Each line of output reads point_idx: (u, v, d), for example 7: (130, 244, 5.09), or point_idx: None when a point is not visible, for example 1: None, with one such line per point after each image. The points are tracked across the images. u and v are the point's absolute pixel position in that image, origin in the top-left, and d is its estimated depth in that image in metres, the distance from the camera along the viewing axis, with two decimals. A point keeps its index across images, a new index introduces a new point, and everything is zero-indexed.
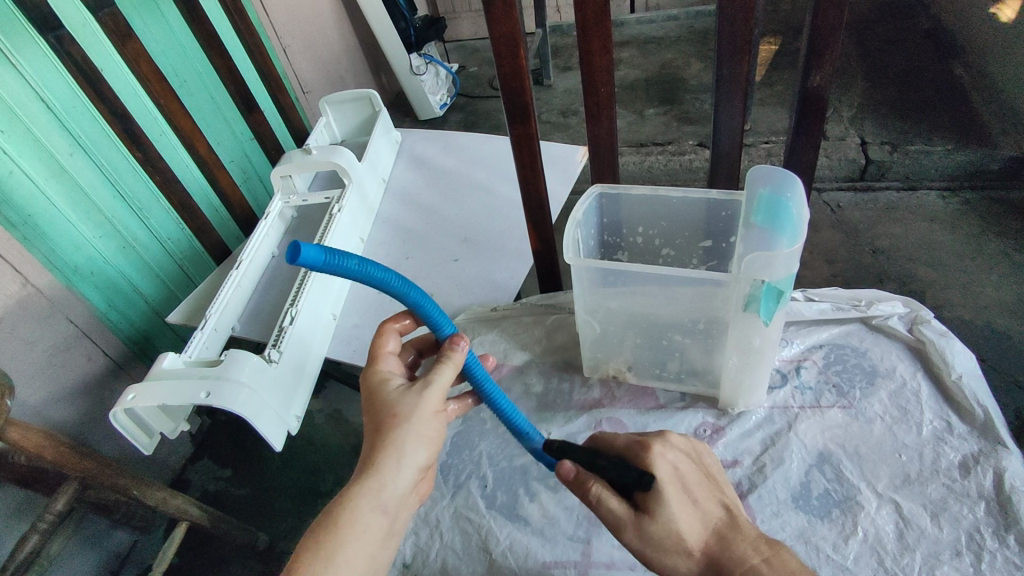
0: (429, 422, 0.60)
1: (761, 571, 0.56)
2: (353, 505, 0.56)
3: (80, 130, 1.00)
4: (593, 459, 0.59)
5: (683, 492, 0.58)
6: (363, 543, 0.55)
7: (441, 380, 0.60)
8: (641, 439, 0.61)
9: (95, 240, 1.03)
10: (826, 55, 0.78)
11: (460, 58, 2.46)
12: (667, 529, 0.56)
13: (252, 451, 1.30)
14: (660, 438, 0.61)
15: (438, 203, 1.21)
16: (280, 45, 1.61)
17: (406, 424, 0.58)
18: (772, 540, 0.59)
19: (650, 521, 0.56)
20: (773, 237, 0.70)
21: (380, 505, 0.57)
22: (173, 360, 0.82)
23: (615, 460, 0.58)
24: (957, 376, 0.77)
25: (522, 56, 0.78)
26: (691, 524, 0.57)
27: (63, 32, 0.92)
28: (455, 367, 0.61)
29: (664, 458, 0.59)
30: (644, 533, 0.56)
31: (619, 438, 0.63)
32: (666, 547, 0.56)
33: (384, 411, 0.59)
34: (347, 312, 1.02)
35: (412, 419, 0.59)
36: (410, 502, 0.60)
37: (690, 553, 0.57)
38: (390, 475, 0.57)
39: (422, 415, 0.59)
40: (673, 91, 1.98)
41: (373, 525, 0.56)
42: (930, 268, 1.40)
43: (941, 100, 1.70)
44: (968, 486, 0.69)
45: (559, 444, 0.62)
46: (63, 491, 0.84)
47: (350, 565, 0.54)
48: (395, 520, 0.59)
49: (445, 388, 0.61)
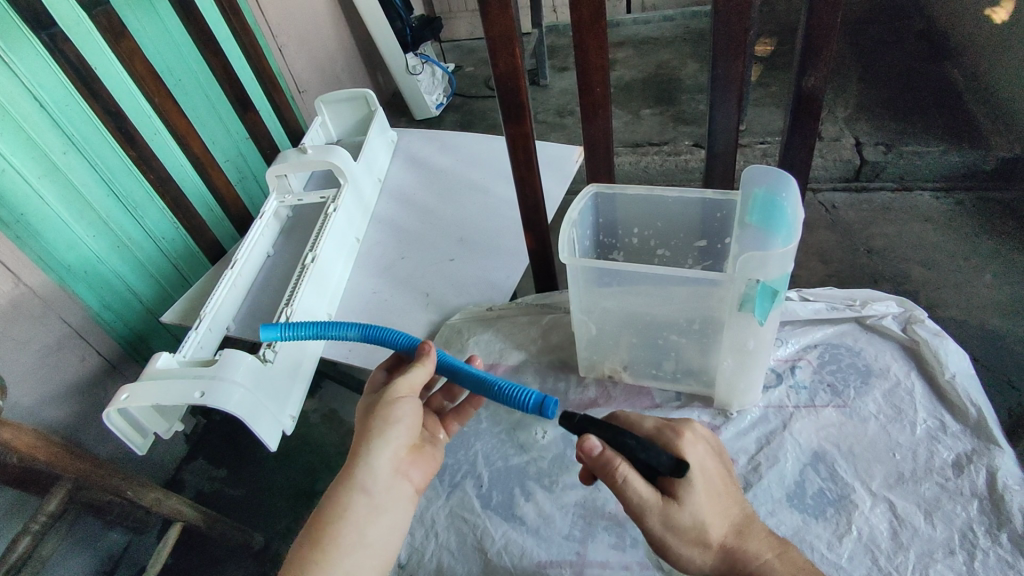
0: (393, 406, 0.63)
1: (775, 566, 0.57)
2: (336, 486, 0.59)
3: (76, 129, 0.99)
4: (620, 439, 0.57)
5: (709, 484, 0.58)
6: (349, 522, 0.58)
7: (409, 374, 0.65)
8: (673, 426, 0.61)
9: (89, 239, 1.03)
10: (821, 56, 0.78)
11: (456, 58, 2.46)
12: (692, 519, 0.55)
13: (247, 452, 1.30)
14: (690, 427, 0.61)
15: (434, 203, 1.21)
16: (276, 45, 1.60)
17: (374, 411, 0.63)
18: (782, 538, 0.60)
19: (677, 508, 0.55)
20: (768, 237, 0.70)
21: (360, 484, 0.60)
22: (168, 359, 0.81)
23: (643, 442, 0.56)
24: (951, 376, 0.78)
25: (518, 54, 0.78)
26: (715, 517, 0.57)
27: (56, 30, 0.92)
28: (423, 366, 0.66)
29: (693, 447, 0.59)
30: (670, 520, 0.55)
31: (647, 423, 0.63)
32: (687, 537, 0.56)
33: (363, 406, 0.65)
34: (343, 311, 1.02)
35: (379, 405, 0.63)
36: (399, 488, 0.62)
37: (708, 546, 0.57)
38: (365, 457, 0.60)
39: (387, 401, 0.63)
40: (669, 91, 1.98)
41: (356, 507, 0.59)
42: (924, 268, 1.40)
43: (935, 101, 1.71)
44: (961, 485, 0.69)
45: (583, 419, 0.61)
46: (56, 492, 0.84)
47: (338, 543, 0.57)
48: (382, 501, 0.60)
49: (411, 379, 0.65)
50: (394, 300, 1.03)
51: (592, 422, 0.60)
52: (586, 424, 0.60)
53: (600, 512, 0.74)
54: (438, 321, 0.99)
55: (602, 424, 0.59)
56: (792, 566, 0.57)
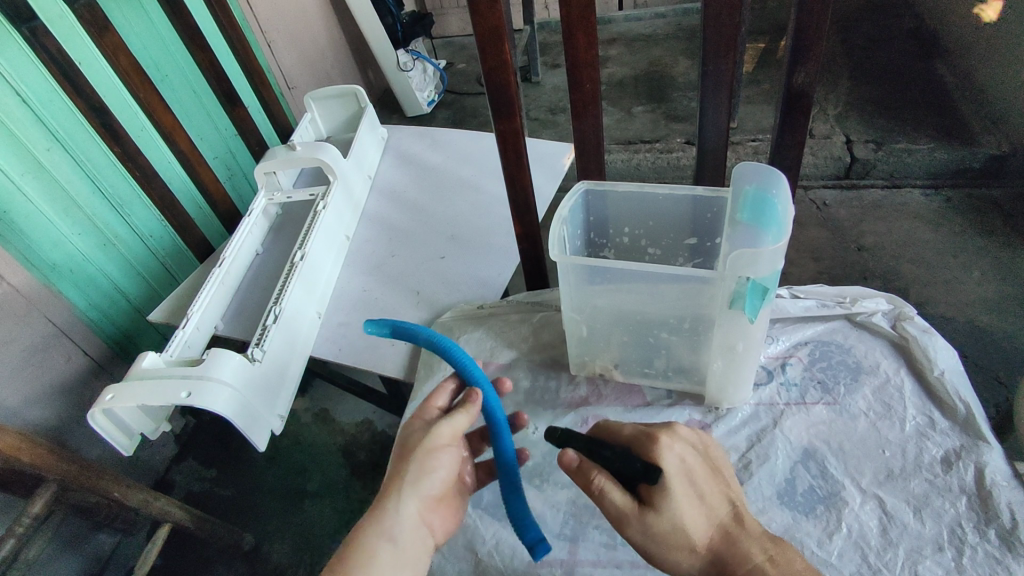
0: (431, 453, 0.62)
1: (766, 569, 0.56)
2: (363, 530, 0.58)
3: (58, 124, 0.97)
4: (597, 450, 0.58)
5: (690, 489, 0.57)
6: (377, 571, 0.57)
7: (450, 421, 0.63)
8: (650, 431, 0.60)
9: (73, 237, 1.01)
10: (812, 52, 0.77)
11: (448, 55, 2.45)
12: (672, 525, 0.55)
13: (237, 451, 1.29)
14: (669, 431, 0.61)
15: (425, 200, 1.20)
16: (265, 41, 1.59)
17: (410, 457, 0.61)
18: (778, 539, 0.59)
19: (655, 515, 0.55)
20: (759, 235, 0.69)
21: (388, 530, 0.59)
22: (154, 359, 0.80)
23: (619, 450, 0.57)
24: (939, 372, 0.78)
25: (507, 51, 0.77)
26: (695, 520, 0.56)
27: (37, 24, 0.89)
28: (465, 414, 0.64)
29: (671, 451, 0.58)
30: (648, 527, 0.55)
31: (626, 430, 0.62)
32: (670, 542, 0.56)
33: (398, 448, 0.64)
34: (333, 310, 1.01)
35: (417, 450, 0.61)
36: (422, 534, 0.62)
37: (695, 549, 0.57)
38: (394, 504, 0.59)
39: (425, 448, 0.61)
40: (661, 88, 1.98)
41: (380, 552, 0.58)
42: (913, 265, 1.42)
43: (925, 99, 1.72)
44: (949, 481, 0.70)
45: (564, 433, 0.60)
46: (40, 495, 0.83)
47: None
48: (406, 547, 0.60)
49: (453, 425, 0.63)
50: (384, 298, 1.02)
51: (571, 433, 0.61)
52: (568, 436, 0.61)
53: (591, 510, 0.74)
54: (429, 318, 0.98)
55: (581, 435, 0.60)
56: (784, 569, 0.56)
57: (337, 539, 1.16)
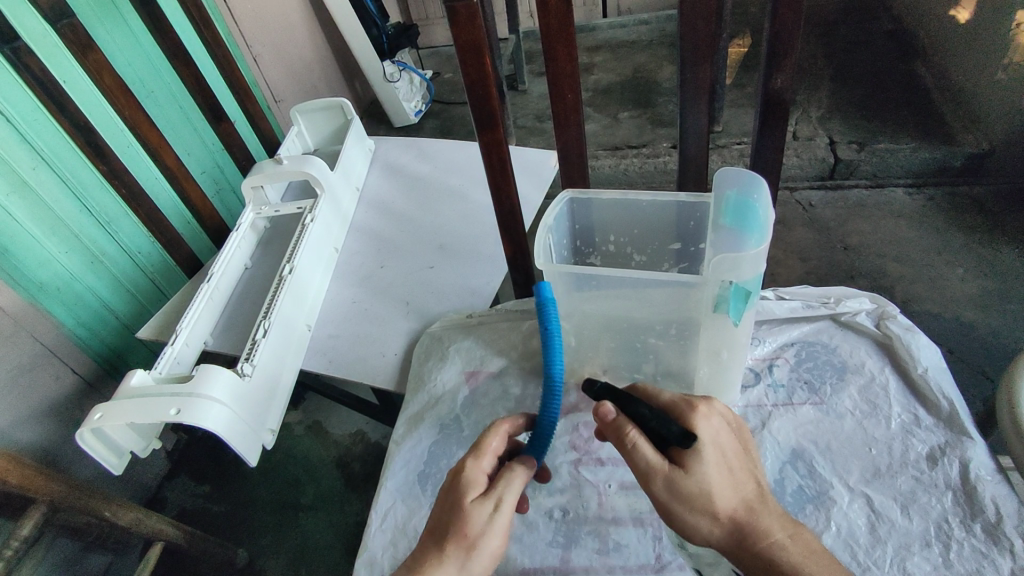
0: (493, 538, 0.58)
1: (786, 546, 0.56)
2: None
3: (45, 144, 0.97)
4: (634, 408, 0.60)
5: (721, 458, 0.57)
6: None
7: (514, 496, 0.60)
8: (689, 399, 0.61)
9: (61, 255, 1.01)
10: (787, 59, 0.79)
11: (435, 65, 2.46)
12: (699, 487, 0.55)
13: (229, 467, 1.28)
14: (707, 402, 0.61)
15: (413, 211, 1.20)
16: (250, 55, 1.59)
17: (471, 540, 0.57)
18: (796, 520, 0.59)
19: (683, 476, 0.55)
20: (742, 239, 0.68)
21: None
22: (143, 377, 0.80)
23: (656, 412, 0.59)
24: (923, 369, 0.79)
25: (487, 62, 0.78)
26: (723, 488, 0.56)
27: (19, 44, 0.90)
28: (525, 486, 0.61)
29: (708, 420, 0.59)
30: (674, 488, 0.55)
31: (665, 395, 0.63)
32: (693, 505, 0.55)
33: (452, 520, 0.58)
34: (323, 322, 1.01)
35: (481, 538, 0.57)
36: None
37: (716, 517, 0.56)
38: None
39: (491, 532, 0.57)
40: (646, 94, 2.00)
41: None
42: (898, 263, 1.43)
43: (905, 99, 1.74)
44: (935, 477, 0.70)
45: (603, 388, 0.64)
46: (29, 516, 0.81)
47: None
48: None
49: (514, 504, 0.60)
50: (373, 309, 1.02)
51: (610, 391, 0.63)
52: (605, 394, 0.64)
53: (583, 517, 0.74)
54: (418, 329, 0.98)
55: (619, 394, 0.63)
56: (802, 547, 0.57)
57: (333, 551, 1.16)
